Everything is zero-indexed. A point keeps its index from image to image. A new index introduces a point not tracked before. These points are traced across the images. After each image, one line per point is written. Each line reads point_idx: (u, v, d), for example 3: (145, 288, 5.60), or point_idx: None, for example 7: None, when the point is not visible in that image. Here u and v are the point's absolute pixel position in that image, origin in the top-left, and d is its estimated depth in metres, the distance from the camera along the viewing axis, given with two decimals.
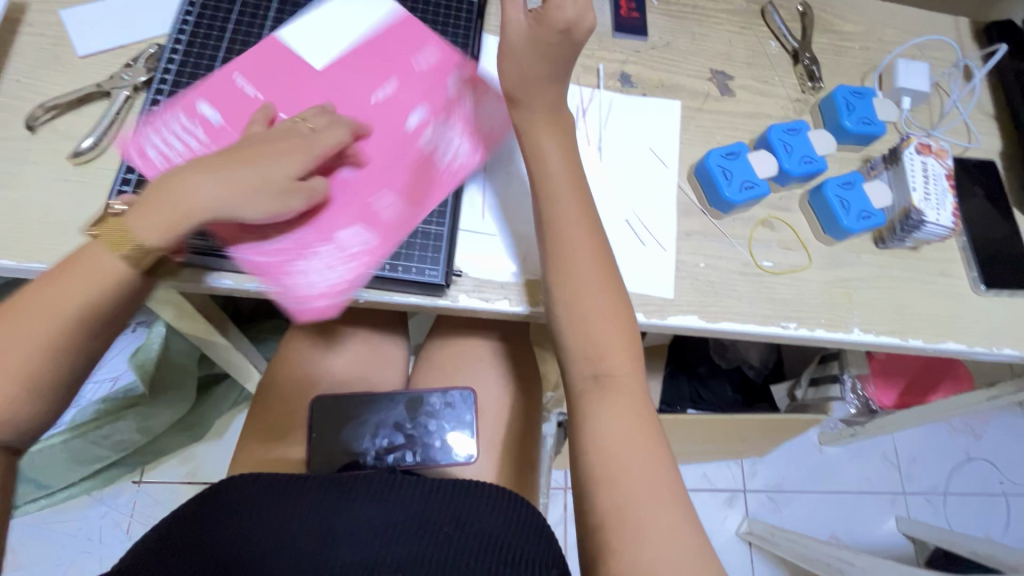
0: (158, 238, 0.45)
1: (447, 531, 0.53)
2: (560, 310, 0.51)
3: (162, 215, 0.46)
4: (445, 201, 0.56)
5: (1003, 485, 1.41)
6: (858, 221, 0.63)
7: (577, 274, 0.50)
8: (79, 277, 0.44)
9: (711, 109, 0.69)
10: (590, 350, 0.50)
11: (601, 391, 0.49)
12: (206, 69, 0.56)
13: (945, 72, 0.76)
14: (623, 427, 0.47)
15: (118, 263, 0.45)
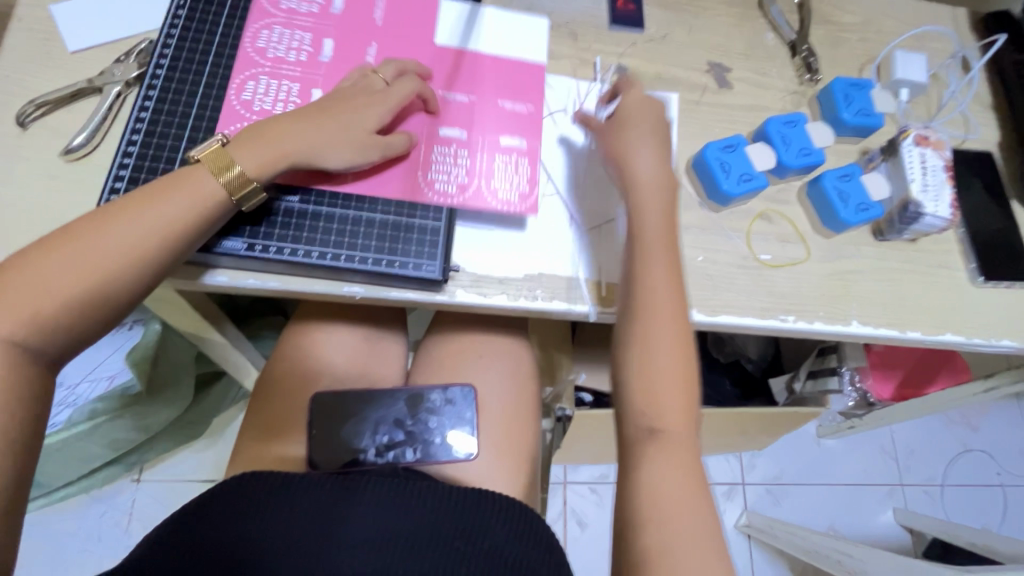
0: (251, 171, 0.49)
1: (459, 546, 0.53)
2: (630, 364, 0.52)
3: (261, 152, 0.49)
4: (511, 199, 0.57)
5: (1001, 476, 1.42)
6: (856, 214, 0.63)
7: (653, 333, 0.51)
8: (170, 200, 0.46)
9: (708, 102, 0.69)
10: (654, 406, 0.50)
11: (655, 444, 0.49)
12: (200, 63, 0.55)
13: (943, 63, 0.76)
14: (670, 474, 0.47)
15: (216, 189, 0.48)
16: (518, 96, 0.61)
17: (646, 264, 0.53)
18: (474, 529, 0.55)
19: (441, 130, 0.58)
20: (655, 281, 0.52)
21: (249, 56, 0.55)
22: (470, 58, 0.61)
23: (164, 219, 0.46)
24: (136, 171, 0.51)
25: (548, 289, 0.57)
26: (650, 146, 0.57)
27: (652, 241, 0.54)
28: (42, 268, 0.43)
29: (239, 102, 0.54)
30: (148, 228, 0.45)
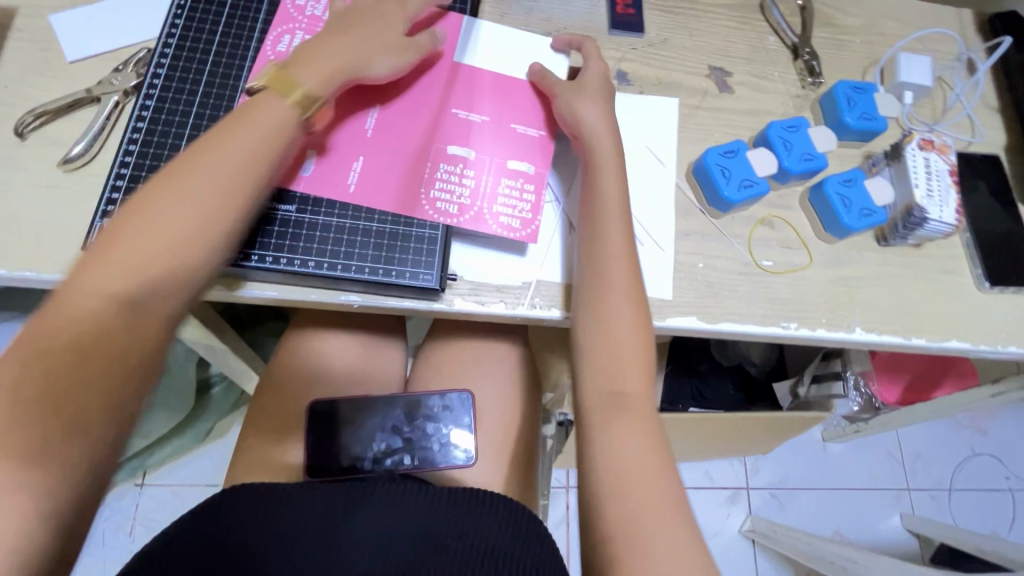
0: (314, 89, 0.50)
1: (453, 543, 0.53)
2: (590, 331, 0.52)
3: (321, 69, 0.50)
4: (502, 215, 0.56)
5: (1009, 481, 1.40)
6: (858, 219, 0.62)
7: (608, 295, 0.52)
8: (245, 129, 0.47)
9: (709, 106, 0.68)
10: (611, 378, 0.50)
11: (614, 409, 0.49)
12: (196, 73, 0.54)
13: (948, 65, 0.75)
14: (633, 445, 0.47)
15: (285, 115, 0.48)
16: (534, 122, 0.60)
17: (602, 230, 0.54)
18: (473, 528, 0.55)
19: (447, 148, 0.57)
20: (611, 249, 0.53)
21: (269, 59, 0.55)
22: (491, 79, 0.61)
23: (241, 147, 0.46)
24: (133, 181, 0.50)
25: (546, 297, 0.56)
26: (604, 116, 0.57)
27: (608, 209, 0.54)
28: (143, 211, 0.43)
29: (251, 101, 0.53)
30: (234, 165, 0.46)
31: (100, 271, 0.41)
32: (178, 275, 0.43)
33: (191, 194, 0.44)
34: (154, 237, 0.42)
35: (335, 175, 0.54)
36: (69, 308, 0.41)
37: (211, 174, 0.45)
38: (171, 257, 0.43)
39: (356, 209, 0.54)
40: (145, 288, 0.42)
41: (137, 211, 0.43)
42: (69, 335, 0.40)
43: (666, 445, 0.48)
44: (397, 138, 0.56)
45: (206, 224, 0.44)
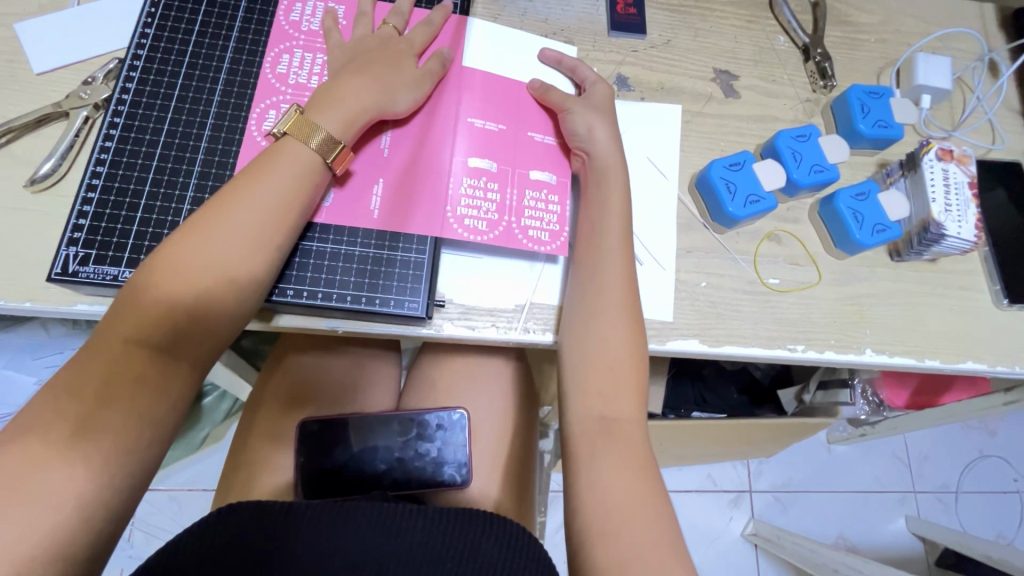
0: (338, 131, 0.48)
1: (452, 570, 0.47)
2: (585, 355, 0.49)
3: (344, 111, 0.48)
4: (534, 232, 0.54)
5: (1018, 483, 1.37)
6: (872, 235, 0.59)
7: (603, 318, 0.49)
8: (276, 173, 0.45)
9: (714, 113, 0.65)
10: (604, 406, 0.47)
11: (605, 438, 0.46)
12: (168, 86, 0.51)
13: (968, 66, 0.71)
14: (621, 477, 0.44)
15: (314, 155, 0.47)
16: (551, 128, 0.57)
17: (601, 249, 0.51)
18: (472, 551, 0.49)
19: (467, 162, 0.54)
20: (608, 268, 0.50)
21: (269, 82, 0.52)
22: (496, 83, 0.57)
23: (273, 192, 0.45)
24: (100, 205, 0.47)
25: (540, 320, 0.53)
26: (608, 127, 0.55)
27: (607, 227, 0.51)
28: (173, 261, 0.42)
29: (259, 132, 0.51)
30: (264, 206, 0.45)
31: (130, 325, 0.41)
32: (211, 324, 0.43)
33: (222, 246, 0.43)
34: (184, 291, 0.42)
35: (355, 199, 0.51)
36: (98, 361, 0.40)
37: (241, 225, 0.44)
38: (201, 313, 0.42)
39: (361, 234, 0.51)
40: (176, 341, 0.42)
41: (166, 262, 0.42)
42: (99, 385, 0.39)
43: (656, 477, 0.45)
44: (415, 155, 0.53)
45: (239, 276, 0.43)
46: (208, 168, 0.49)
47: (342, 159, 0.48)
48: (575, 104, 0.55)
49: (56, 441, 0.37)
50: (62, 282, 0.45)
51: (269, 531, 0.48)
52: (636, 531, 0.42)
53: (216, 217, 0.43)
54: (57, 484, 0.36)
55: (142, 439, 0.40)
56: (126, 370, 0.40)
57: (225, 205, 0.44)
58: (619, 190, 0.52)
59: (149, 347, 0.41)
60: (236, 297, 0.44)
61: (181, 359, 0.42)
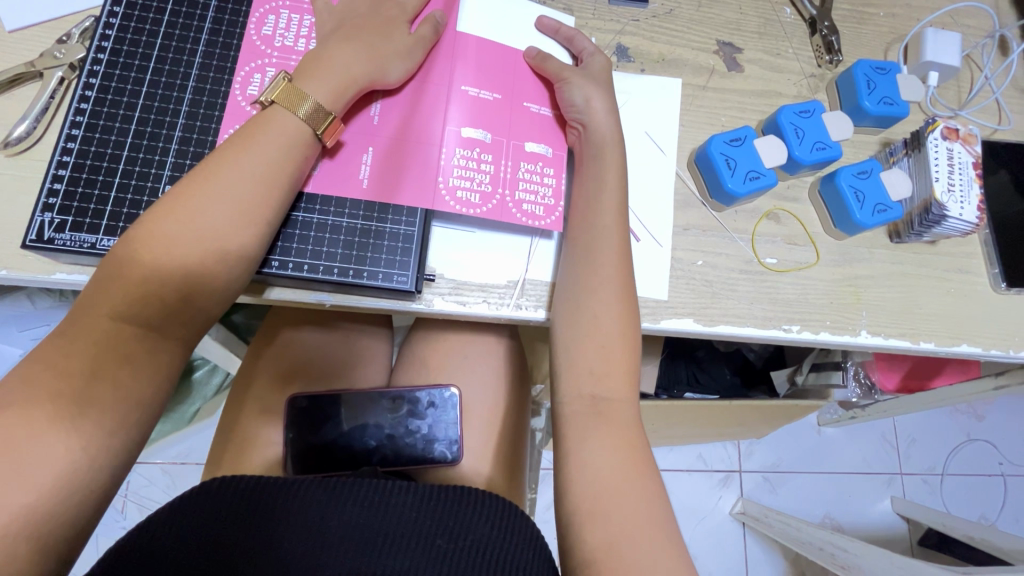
0: (327, 100, 0.46)
1: (441, 545, 0.47)
2: (578, 334, 0.48)
3: (333, 79, 0.46)
4: (528, 206, 0.52)
5: (1003, 467, 1.39)
6: (872, 215, 0.58)
7: (597, 294, 0.48)
8: (264, 145, 0.44)
9: (716, 87, 0.63)
10: (597, 385, 0.46)
11: (596, 418, 0.45)
12: (147, 46, 0.49)
13: (978, 42, 0.69)
14: (614, 458, 0.44)
15: (303, 126, 0.45)
16: (547, 100, 0.55)
17: (596, 225, 0.50)
18: (463, 528, 0.49)
19: (461, 133, 0.52)
20: (602, 247, 0.49)
21: (254, 45, 0.50)
22: (491, 51, 0.55)
23: (261, 162, 0.43)
24: (76, 170, 0.46)
25: (533, 297, 0.52)
26: (607, 100, 0.53)
27: (603, 206, 0.50)
28: (158, 234, 0.40)
29: (245, 98, 0.48)
30: (252, 176, 0.43)
31: (115, 300, 0.39)
32: (198, 299, 0.42)
33: (208, 219, 0.41)
34: (169, 264, 0.40)
35: (344, 169, 0.50)
36: (83, 336, 0.39)
37: (227, 196, 0.42)
38: (187, 288, 0.41)
39: (351, 205, 0.50)
40: (163, 316, 0.41)
41: (150, 234, 0.40)
42: (83, 362, 0.38)
43: (649, 457, 0.45)
44: (407, 125, 0.51)
45: (226, 251, 0.42)
46: (189, 133, 0.47)
47: (332, 131, 0.46)
48: (573, 74, 0.53)
49: (31, 416, 0.36)
50: (37, 249, 0.44)
51: (265, 505, 0.47)
52: (625, 512, 0.41)
53: (201, 185, 0.42)
54: (32, 460, 0.35)
55: (122, 415, 0.39)
56: (112, 346, 0.39)
57: (211, 173, 0.42)
58: (616, 167, 0.51)
59: (135, 322, 0.40)
60: (224, 272, 0.42)
61: (168, 337, 0.41)
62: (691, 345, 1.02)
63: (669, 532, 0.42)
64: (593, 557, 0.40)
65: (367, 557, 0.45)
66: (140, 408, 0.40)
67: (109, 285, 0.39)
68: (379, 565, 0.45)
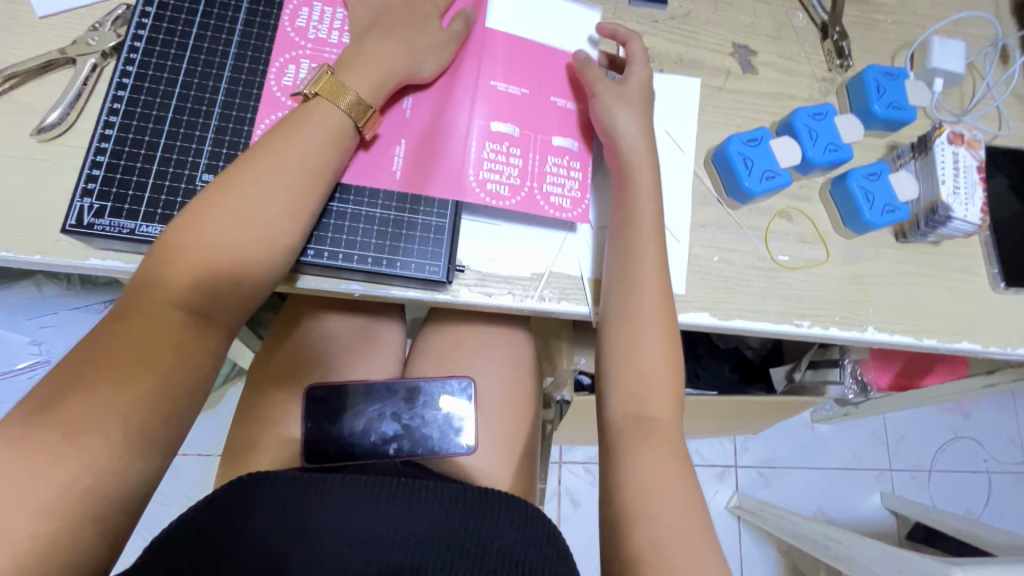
0: (368, 94, 0.47)
1: (470, 548, 0.48)
2: (620, 345, 0.50)
3: (379, 76, 0.48)
4: (555, 200, 0.54)
5: (988, 463, 1.44)
6: (881, 216, 0.60)
7: (643, 309, 0.50)
8: (309, 136, 0.45)
9: (732, 88, 0.64)
10: (640, 403, 0.49)
11: (644, 433, 0.48)
12: (182, 36, 0.49)
13: (980, 51, 0.71)
14: (658, 467, 0.46)
15: (344, 119, 0.46)
16: (574, 93, 0.57)
17: (634, 252, 0.51)
18: (490, 532, 0.50)
19: (490, 126, 0.53)
20: (644, 272, 0.50)
21: (289, 36, 0.51)
22: (520, 46, 0.56)
23: (306, 155, 0.44)
24: (114, 157, 0.46)
25: (556, 289, 0.54)
26: (640, 115, 0.54)
27: (644, 231, 0.51)
28: (207, 222, 0.41)
29: (280, 89, 0.49)
30: (300, 170, 0.44)
31: (167, 287, 0.40)
32: (243, 290, 0.42)
33: (257, 212, 0.42)
34: (218, 254, 0.41)
35: (378, 160, 0.51)
36: (135, 324, 0.39)
37: (276, 187, 0.43)
38: (233, 275, 0.42)
39: (384, 196, 0.51)
40: (213, 305, 0.42)
41: (198, 222, 0.41)
42: (130, 350, 0.39)
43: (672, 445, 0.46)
44: (439, 118, 0.52)
45: (273, 241, 0.43)
46: (225, 122, 0.48)
47: (372, 124, 0.48)
48: (605, 88, 0.54)
49: (85, 400, 0.37)
50: (76, 234, 0.44)
51: (296, 506, 0.48)
52: (671, 486, 0.45)
53: (251, 178, 0.43)
54: (89, 443, 0.36)
55: (169, 401, 0.39)
56: (157, 337, 0.39)
57: (257, 164, 0.43)
58: (649, 191, 0.52)
59: (182, 309, 0.40)
60: (271, 262, 0.43)
61: (211, 325, 0.42)
62: (692, 340, 1.04)
63: (689, 515, 0.44)
64: (648, 542, 0.42)
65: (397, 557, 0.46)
66: (184, 394, 0.41)
67: (160, 274, 0.40)
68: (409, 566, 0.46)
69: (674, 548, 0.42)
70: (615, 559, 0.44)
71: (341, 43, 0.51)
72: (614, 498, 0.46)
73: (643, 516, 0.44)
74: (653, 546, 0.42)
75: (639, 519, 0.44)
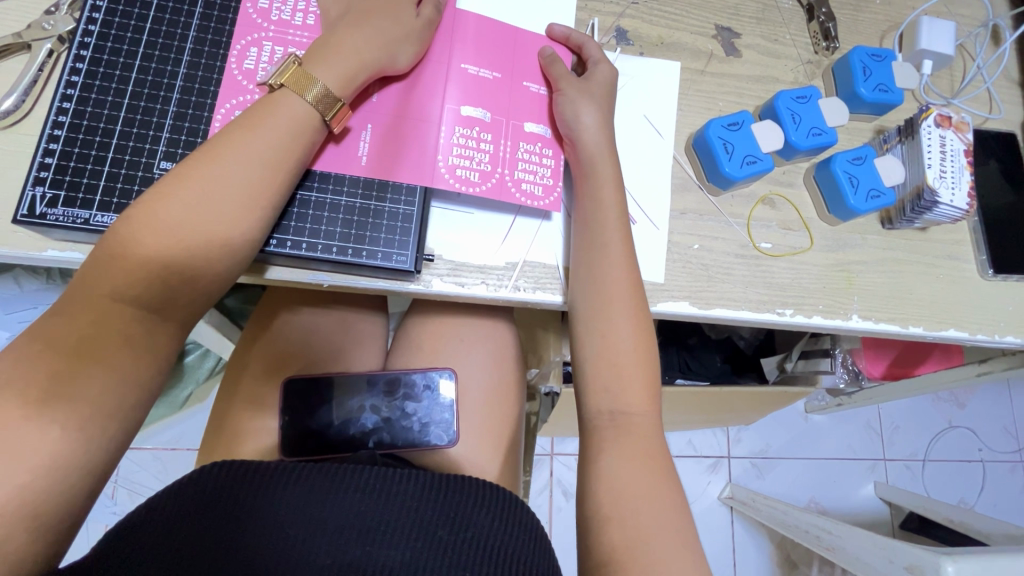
0: (337, 87, 0.46)
1: (444, 535, 0.47)
2: (591, 337, 0.49)
3: (346, 65, 0.46)
4: (526, 186, 0.52)
5: (982, 452, 1.43)
6: (866, 201, 0.58)
7: (614, 302, 0.49)
8: (270, 125, 0.43)
9: (714, 72, 0.63)
10: (613, 399, 0.48)
11: (618, 431, 0.47)
12: (138, 19, 0.48)
13: (971, 32, 0.69)
14: (631, 464, 0.45)
15: (312, 112, 0.45)
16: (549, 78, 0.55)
17: (601, 241, 0.50)
18: (465, 520, 0.49)
19: (460, 110, 0.52)
20: (613, 262, 0.49)
21: (251, 19, 0.49)
22: (490, 28, 0.54)
23: (267, 144, 0.43)
24: (68, 145, 0.45)
25: (531, 279, 0.52)
26: (602, 112, 0.53)
27: (612, 220, 0.50)
28: (159, 213, 0.40)
29: (242, 73, 0.48)
30: (256, 160, 0.42)
31: (119, 282, 0.39)
32: (199, 283, 0.41)
33: (212, 200, 0.41)
34: (172, 244, 0.40)
35: (344, 146, 0.49)
36: (86, 317, 0.38)
37: (233, 175, 0.41)
38: (189, 268, 0.40)
39: (350, 184, 0.49)
40: (168, 299, 0.40)
41: (151, 212, 0.40)
42: (80, 343, 0.37)
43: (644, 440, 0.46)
44: (407, 102, 0.51)
45: (228, 235, 0.41)
46: (184, 108, 0.47)
47: (341, 117, 0.46)
48: (570, 84, 0.53)
49: (29, 397, 0.36)
50: (28, 224, 0.43)
51: (260, 493, 0.47)
52: (641, 482, 0.44)
53: (207, 168, 0.41)
54: (31, 440, 0.35)
55: (119, 398, 0.38)
56: (111, 330, 0.38)
57: (213, 154, 0.42)
58: (612, 180, 0.51)
59: (136, 302, 0.39)
60: (227, 256, 0.42)
61: (169, 319, 0.41)
62: (682, 331, 1.02)
63: (662, 510, 0.43)
64: (617, 540, 0.41)
65: (367, 545, 0.45)
66: (137, 390, 0.40)
67: (112, 265, 0.39)
68: (379, 555, 0.45)
69: (644, 542, 0.41)
70: (587, 555, 0.43)
71: (306, 26, 0.50)
72: (586, 492, 0.45)
73: (613, 512, 0.43)
74: (624, 542, 0.41)
75: (608, 512, 0.43)
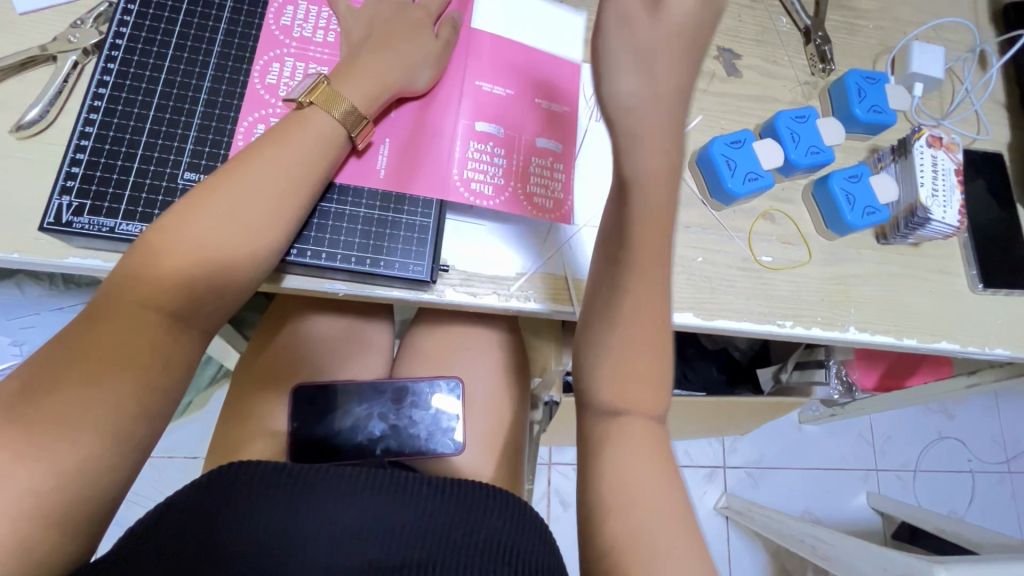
0: (361, 104, 0.47)
1: (454, 541, 0.48)
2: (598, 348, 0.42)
3: (368, 84, 0.48)
4: (537, 201, 0.54)
5: (971, 463, 1.46)
6: (861, 217, 0.61)
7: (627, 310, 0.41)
8: (297, 140, 0.45)
9: (716, 91, 0.65)
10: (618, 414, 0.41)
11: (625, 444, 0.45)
12: (164, 34, 0.49)
13: (959, 57, 0.73)
14: None
15: (337, 127, 0.46)
16: (559, 95, 0.57)
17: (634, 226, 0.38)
18: (475, 525, 0.50)
19: (475, 125, 0.53)
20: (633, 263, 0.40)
21: (273, 35, 0.50)
22: (505, 47, 0.56)
23: (293, 158, 0.44)
24: (95, 155, 0.46)
25: (542, 289, 0.54)
26: (671, 55, 0.37)
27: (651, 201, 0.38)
28: (187, 222, 0.41)
29: (264, 88, 0.49)
30: (281, 173, 0.44)
31: (147, 290, 0.39)
32: (223, 292, 0.42)
33: (238, 211, 0.42)
34: (199, 253, 0.41)
35: (364, 160, 0.51)
36: (111, 324, 0.39)
37: (259, 187, 0.43)
38: (214, 277, 0.41)
39: (368, 196, 0.51)
40: (193, 307, 0.41)
41: (179, 221, 0.41)
42: (106, 350, 0.38)
43: None
44: (423, 119, 0.53)
45: (253, 245, 0.42)
46: (208, 120, 0.48)
47: (364, 133, 0.48)
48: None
49: (57, 404, 0.36)
50: (53, 232, 0.44)
51: (271, 500, 0.47)
52: None
53: (235, 180, 0.42)
54: (58, 445, 0.35)
55: (144, 404, 0.39)
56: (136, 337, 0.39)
57: (241, 168, 0.43)
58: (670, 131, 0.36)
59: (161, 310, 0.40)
60: (251, 265, 0.43)
61: (193, 326, 0.42)
62: (680, 341, 1.04)
63: None
64: None
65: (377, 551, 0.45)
66: (160, 396, 0.40)
67: (140, 273, 0.40)
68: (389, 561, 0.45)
69: None
70: None
71: (329, 43, 0.51)
72: None
73: None
74: None
75: None
